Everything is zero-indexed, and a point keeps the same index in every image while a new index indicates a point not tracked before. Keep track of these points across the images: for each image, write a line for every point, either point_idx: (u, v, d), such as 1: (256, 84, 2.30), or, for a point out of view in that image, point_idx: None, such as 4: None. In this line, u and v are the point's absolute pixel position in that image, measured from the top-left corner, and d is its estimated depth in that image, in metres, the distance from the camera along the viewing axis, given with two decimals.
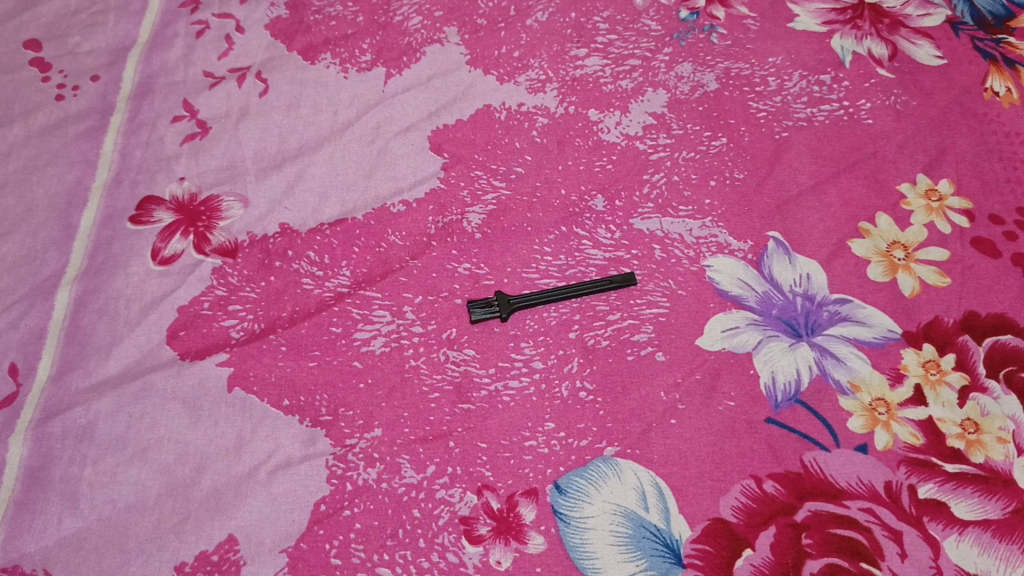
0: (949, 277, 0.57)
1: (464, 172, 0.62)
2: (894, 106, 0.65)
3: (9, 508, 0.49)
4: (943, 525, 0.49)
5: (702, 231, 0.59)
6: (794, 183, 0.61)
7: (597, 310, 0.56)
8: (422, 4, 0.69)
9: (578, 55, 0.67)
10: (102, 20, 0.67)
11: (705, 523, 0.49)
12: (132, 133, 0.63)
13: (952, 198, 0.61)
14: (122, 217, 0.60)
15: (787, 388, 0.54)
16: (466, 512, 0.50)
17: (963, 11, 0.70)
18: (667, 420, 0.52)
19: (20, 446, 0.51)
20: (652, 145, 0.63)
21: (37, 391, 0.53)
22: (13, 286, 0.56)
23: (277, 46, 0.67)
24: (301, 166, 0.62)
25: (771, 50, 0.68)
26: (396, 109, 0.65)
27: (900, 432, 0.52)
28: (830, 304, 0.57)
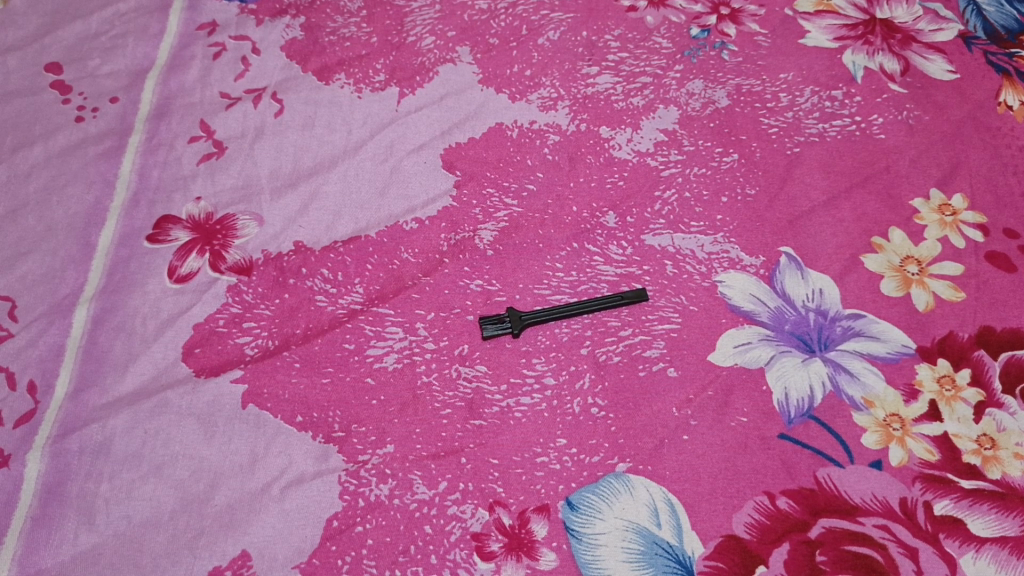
0: (963, 292, 0.57)
1: (476, 190, 0.62)
2: (906, 121, 0.65)
3: (25, 524, 0.49)
4: (959, 542, 0.48)
5: (713, 247, 0.59)
6: (805, 199, 0.61)
7: (608, 326, 0.56)
8: (435, 25, 0.70)
9: (589, 73, 0.68)
10: (121, 43, 0.69)
11: (718, 540, 0.49)
12: (150, 153, 0.64)
13: (966, 212, 0.60)
14: (140, 236, 0.60)
15: (801, 404, 0.53)
16: (477, 529, 0.50)
17: (976, 26, 0.70)
18: (679, 436, 0.52)
19: (38, 462, 0.51)
20: (663, 161, 0.63)
21: (55, 408, 0.53)
22: (32, 304, 0.57)
23: (292, 67, 0.68)
24: (315, 184, 0.63)
25: (782, 66, 0.68)
26: (409, 128, 0.65)
27: (914, 448, 0.52)
28: (843, 319, 0.56)
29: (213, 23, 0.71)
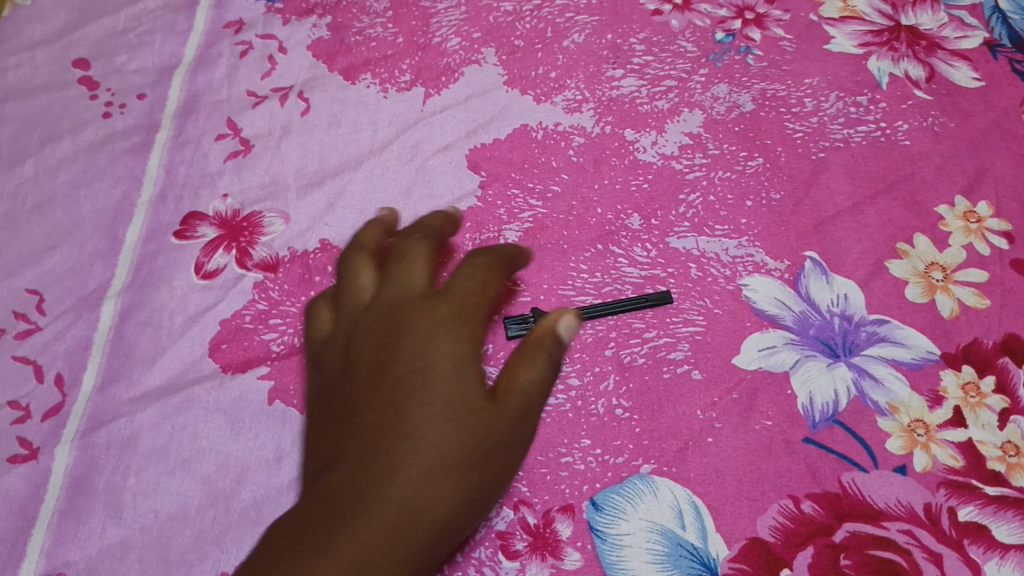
0: (988, 299, 0.57)
1: (501, 191, 0.62)
2: (931, 127, 0.65)
3: (54, 516, 0.50)
4: (984, 548, 0.49)
5: (738, 251, 0.59)
6: (830, 204, 0.61)
7: (632, 328, 0.56)
8: (461, 26, 0.70)
9: (614, 75, 0.68)
10: (149, 40, 0.69)
11: (742, 542, 0.49)
12: (177, 149, 0.64)
13: (991, 220, 0.60)
14: (167, 232, 0.61)
15: (825, 409, 0.53)
16: (502, 527, 0.50)
17: (1001, 34, 0.70)
18: (703, 438, 0.52)
19: (67, 455, 0.52)
20: (688, 165, 0.63)
21: (83, 401, 0.54)
22: (60, 298, 0.58)
23: (319, 66, 0.69)
24: (341, 183, 0.63)
25: (807, 72, 0.68)
26: (435, 128, 0.66)
27: (939, 454, 0.52)
28: (868, 324, 0.56)
29: (239, 21, 0.71)
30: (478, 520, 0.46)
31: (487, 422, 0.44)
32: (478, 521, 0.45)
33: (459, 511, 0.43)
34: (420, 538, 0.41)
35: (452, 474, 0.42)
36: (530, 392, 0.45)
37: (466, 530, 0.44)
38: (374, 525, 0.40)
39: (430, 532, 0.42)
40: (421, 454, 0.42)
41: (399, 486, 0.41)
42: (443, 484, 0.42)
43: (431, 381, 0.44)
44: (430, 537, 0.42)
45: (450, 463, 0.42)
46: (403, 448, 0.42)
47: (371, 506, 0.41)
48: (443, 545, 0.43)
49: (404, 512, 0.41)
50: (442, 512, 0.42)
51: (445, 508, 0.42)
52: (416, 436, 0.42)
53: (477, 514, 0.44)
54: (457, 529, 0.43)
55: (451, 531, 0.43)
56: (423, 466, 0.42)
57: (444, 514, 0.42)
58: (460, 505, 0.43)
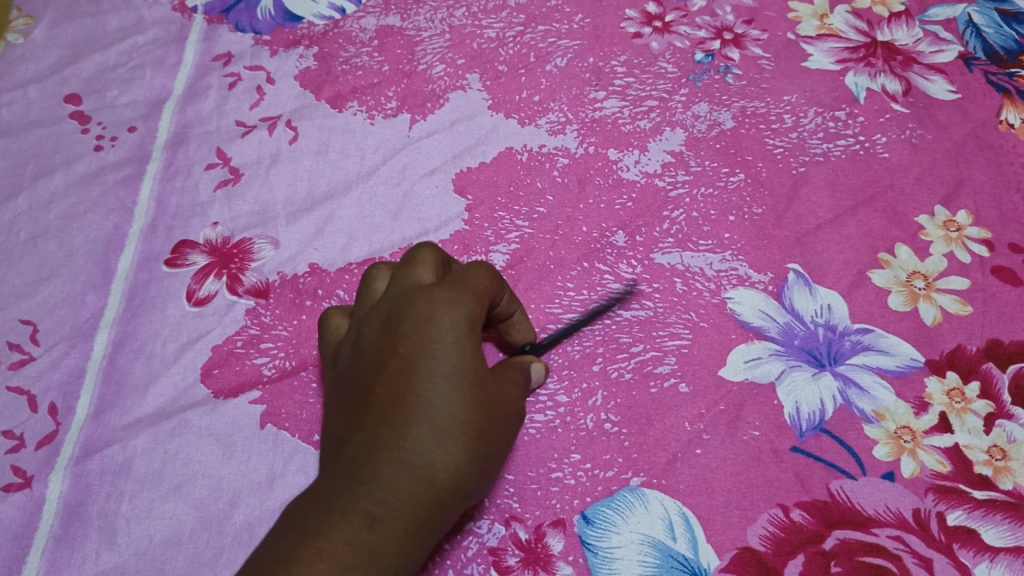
0: (970, 306, 0.58)
1: (487, 213, 0.63)
2: (909, 140, 0.66)
3: (48, 544, 0.51)
4: (973, 552, 0.49)
5: (722, 265, 0.60)
6: (812, 217, 0.62)
7: (619, 343, 0.57)
8: (445, 53, 0.71)
9: (596, 98, 0.69)
10: (139, 74, 0.70)
11: (733, 552, 0.50)
12: (168, 180, 0.65)
13: (971, 228, 0.61)
14: (159, 261, 0.62)
15: (812, 417, 0.54)
16: (494, 543, 0.50)
17: (976, 47, 0.71)
18: (691, 450, 0.53)
19: (61, 483, 0.53)
20: (670, 182, 0.64)
21: (76, 429, 0.55)
22: (54, 328, 0.59)
23: (306, 95, 0.70)
24: (330, 209, 0.64)
25: (786, 89, 0.69)
26: (421, 153, 0.67)
27: (926, 460, 0.52)
28: (852, 333, 0.57)
29: (228, 54, 0.72)
30: (495, 474, 0.46)
31: (484, 377, 0.44)
32: (494, 475, 0.45)
33: (476, 464, 0.42)
34: (435, 497, 0.41)
35: (463, 431, 0.42)
36: (517, 384, 0.48)
37: (483, 483, 0.44)
38: (389, 492, 0.40)
39: (447, 490, 0.41)
40: (432, 415, 0.42)
41: (410, 451, 0.41)
42: (457, 440, 0.42)
43: (437, 347, 0.43)
44: (449, 494, 0.42)
45: (459, 421, 0.42)
46: (414, 412, 0.42)
47: (386, 471, 0.41)
48: (462, 501, 0.43)
49: (417, 475, 0.41)
50: (456, 467, 0.42)
51: (461, 463, 0.42)
52: (426, 397, 0.42)
53: (492, 466, 0.44)
54: (477, 484, 0.43)
55: (470, 485, 0.43)
56: (435, 426, 0.42)
57: (461, 468, 0.42)
58: (475, 458, 0.42)
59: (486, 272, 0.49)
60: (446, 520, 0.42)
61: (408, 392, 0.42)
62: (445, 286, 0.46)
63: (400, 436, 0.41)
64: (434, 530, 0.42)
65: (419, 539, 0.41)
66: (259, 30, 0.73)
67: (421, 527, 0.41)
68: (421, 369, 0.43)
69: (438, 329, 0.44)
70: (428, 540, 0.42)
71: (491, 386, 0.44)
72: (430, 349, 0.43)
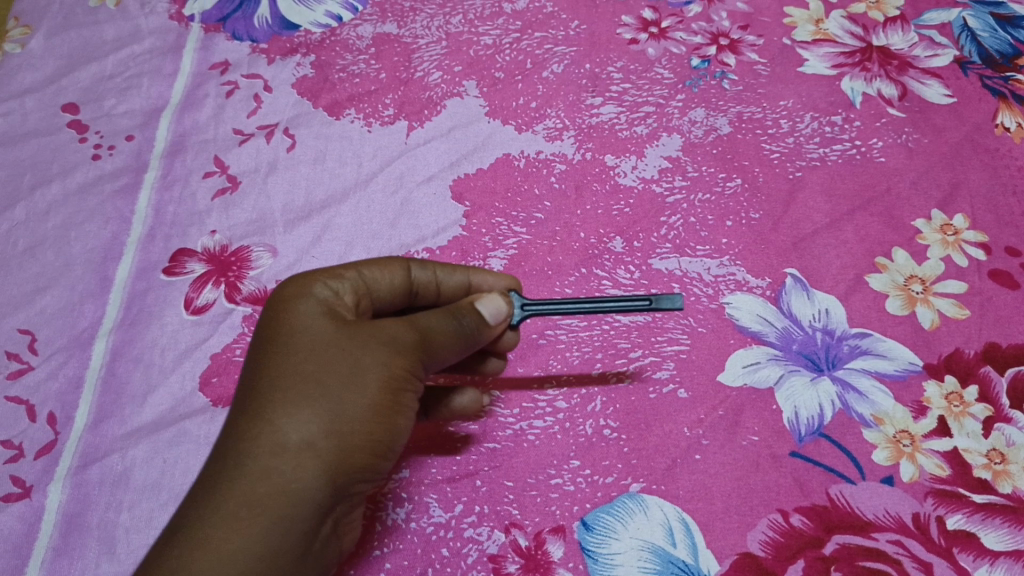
0: (968, 309, 0.58)
1: (485, 219, 0.63)
2: (905, 144, 0.66)
3: (47, 554, 0.51)
4: (973, 555, 0.49)
5: (720, 270, 0.60)
6: (809, 222, 0.62)
7: (618, 348, 0.57)
8: (441, 60, 0.71)
9: (593, 104, 0.69)
10: (136, 83, 0.71)
11: (733, 558, 0.49)
12: (165, 189, 0.65)
13: (968, 232, 0.61)
14: (156, 269, 0.62)
15: (810, 422, 0.54)
16: (494, 550, 0.50)
17: (971, 51, 0.71)
18: (690, 455, 0.53)
19: (60, 492, 0.53)
20: (668, 188, 0.64)
21: (75, 439, 0.55)
22: (53, 337, 0.59)
23: (303, 103, 0.70)
24: (327, 217, 0.64)
25: (782, 94, 0.69)
26: (419, 160, 0.67)
27: (925, 464, 0.52)
28: (850, 338, 0.57)
29: (225, 62, 0.72)
30: (395, 436, 0.45)
31: (348, 342, 0.44)
32: (393, 437, 0.45)
33: (336, 428, 0.42)
34: (299, 467, 0.41)
35: (314, 398, 0.42)
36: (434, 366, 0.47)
37: (370, 447, 0.43)
38: (258, 477, 0.41)
39: (307, 457, 0.42)
40: (279, 390, 0.43)
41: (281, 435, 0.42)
42: (308, 409, 0.42)
43: (289, 328, 0.45)
44: (311, 461, 0.42)
45: (307, 389, 0.42)
46: (266, 392, 0.43)
47: (242, 452, 0.42)
48: (341, 466, 0.42)
49: (271, 449, 0.42)
50: (309, 434, 0.42)
51: (317, 430, 0.42)
52: (278, 374, 0.43)
53: (374, 428, 0.43)
54: (354, 449, 0.43)
55: (341, 449, 0.42)
56: (283, 400, 0.42)
57: (316, 434, 0.42)
58: (335, 423, 0.42)
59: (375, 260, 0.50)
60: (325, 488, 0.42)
61: (260, 374, 0.44)
62: (310, 275, 0.47)
63: (256, 413, 0.42)
64: (310, 501, 0.42)
65: (290, 512, 0.42)
66: (256, 38, 0.73)
67: (288, 499, 0.41)
68: (274, 351, 0.44)
69: (291, 315, 0.45)
70: (308, 510, 0.42)
71: (362, 348, 0.44)
72: (284, 332, 0.45)
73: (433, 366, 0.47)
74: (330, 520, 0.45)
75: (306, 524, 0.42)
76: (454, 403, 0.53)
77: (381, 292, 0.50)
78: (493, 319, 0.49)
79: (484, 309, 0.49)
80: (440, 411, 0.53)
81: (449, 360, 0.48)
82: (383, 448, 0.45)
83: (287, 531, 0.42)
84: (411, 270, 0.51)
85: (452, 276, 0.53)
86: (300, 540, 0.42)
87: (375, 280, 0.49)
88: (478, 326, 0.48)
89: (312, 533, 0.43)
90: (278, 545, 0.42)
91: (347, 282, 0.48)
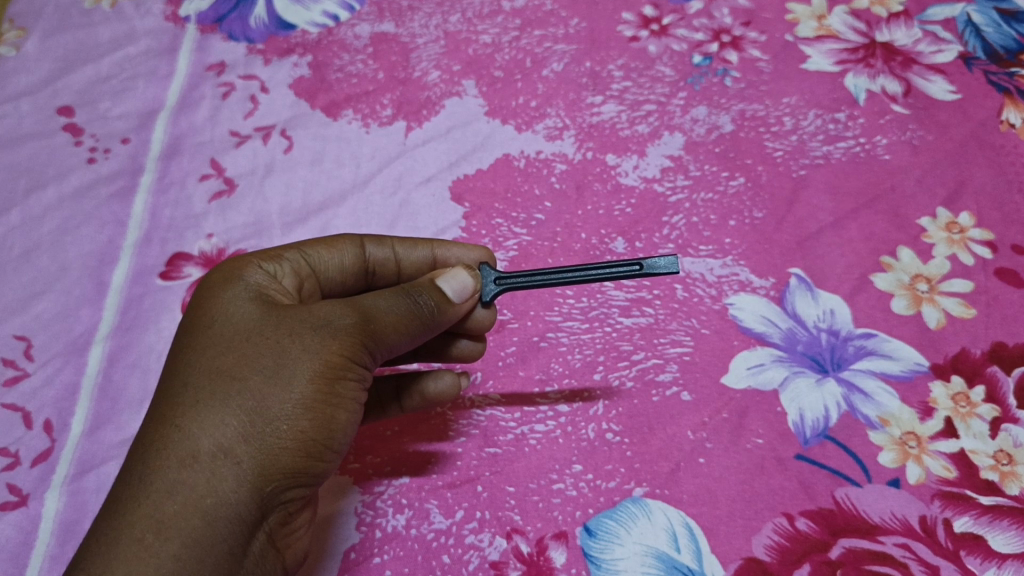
0: (974, 308, 0.57)
1: (485, 220, 0.63)
2: (910, 141, 0.65)
3: (44, 562, 0.50)
4: (980, 558, 0.48)
5: (723, 270, 0.59)
6: (813, 221, 0.61)
7: (621, 351, 0.56)
8: (440, 59, 0.71)
9: (593, 102, 0.68)
10: (132, 85, 0.70)
11: (738, 562, 0.49)
12: (161, 192, 0.65)
13: (973, 230, 0.61)
14: (153, 274, 0.61)
15: (815, 424, 0.53)
16: (495, 557, 0.50)
17: (975, 47, 0.70)
18: (694, 459, 0.52)
19: (56, 500, 0.52)
20: (670, 187, 0.63)
21: (71, 446, 0.54)
22: (48, 343, 0.58)
23: (300, 104, 0.69)
24: (325, 219, 0.63)
25: (785, 91, 0.68)
26: (417, 160, 0.66)
27: (932, 466, 0.52)
28: (856, 338, 0.56)
29: (221, 63, 0.71)
30: (332, 434, 0.43)
31: (272, 333, 0.43)
32: (329, 434, 0.43)
33: (255, 429, 0.41)
34: (212, 475, 0.40)
35: (229, 399, 0.41)
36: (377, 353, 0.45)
37: (297, 447, 0.42)
38: (170, 485, 0.40)
39: (222, 464, 0.40)
40: (192, 393, 0.41)
41: (193, 435, 0.41)
42: (222, 412, 0.41)
43: (214, 320, 0.44)
44: (226, 467, 0.40)
45: (223, 388, 0.41)
46: (179, 397, 0.42)
47: (151, 467, 0.40)
48: (263, 471, 0.41)
49: (181, 460, 0.40)
50: (224, 438, 0.41)
51: (232, 433, 0.41)
52: (191, 376, 0.42)
53: (301, 426, 0.42)
54: (278, 452, 0.41)
55: (261, 453, 0.41)
56: (194, 404, 0.41)
57: (231, 438, 0.41)
58: (253, 424, 0.41)
59: (326, 241, 0.52)
60: (245, 496, 0.41)
61: (177, 376, 0.43)
62: (251, 258, 0.49)
63: (167, 422, 0.41)
64: (227, 514, 0.40)
65: (204, 529, 0.40)
66: (252, 39, 0.72)
67: (201, 515, 0.40)
68: (193, 349, 0.43)
69: (217, 305, 0.45)
70: (228, 516, 0.40)
71: (287, 340, 0.43)
72: (205, 327, 0.44)
73: (380, 352, 0.45)
74: (261, 531, 0.43)
75: (227, 541, 0.40)
76: (428, 388, 0.53)
77: (330, 273, 0.52)
78: (456, 297, 0.49)
79: (447, 285, 0.48)
80: (415, 397, 0.53)
81: (402, 346, 0.47)
82: (318, 447, 0.43)
83: (203, 552, 0.40)
84: (366, 247, 0.53)
85: (413, 252, 0.54)
86: (222, 559, 0.40)
87: (321, 260, 0.51)
88: (435, 305, 0.47)
89: (237, 548, 0.41)
90: (194, 570, 0.39)
91: (288, 263, 0.50)
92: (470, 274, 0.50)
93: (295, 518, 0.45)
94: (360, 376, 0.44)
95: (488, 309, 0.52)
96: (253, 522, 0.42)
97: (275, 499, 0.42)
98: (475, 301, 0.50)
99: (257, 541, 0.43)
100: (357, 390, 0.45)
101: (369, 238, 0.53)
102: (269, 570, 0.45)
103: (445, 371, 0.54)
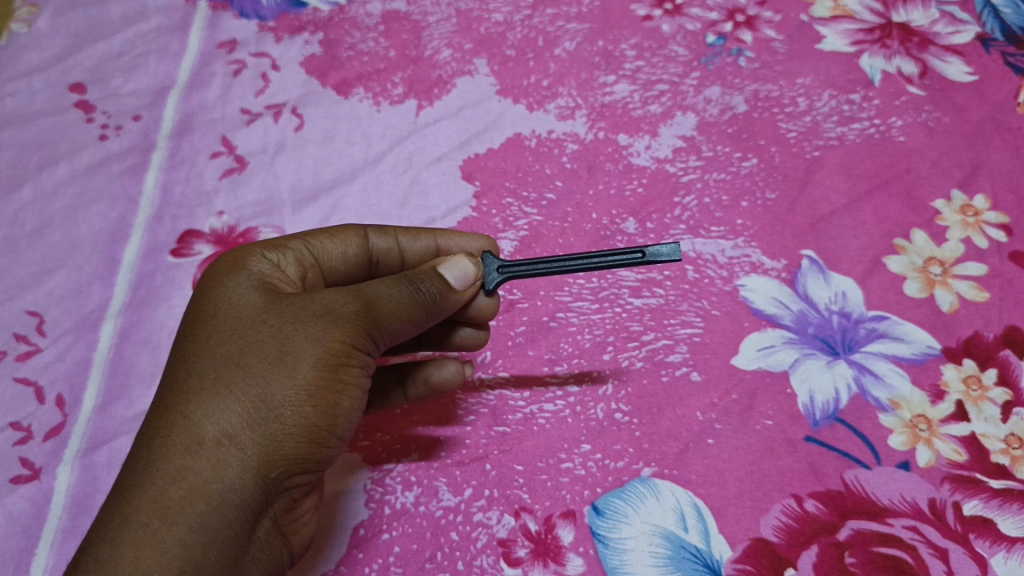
0: (987, 292, 0.57)
1: (496, 200, 0.63)
2: (926, 122, 0.64)
3: (56, 535, 0.51)
4: (990, 541, 0.48)
5: (735, 252, 0.59)
6: (826, 202, 0.61)
7: (631, 331, 0.56)
8: (452, 38, 0.70)
9: (606, 81, 0.68)
10: (144, 62, 0.70)
11: (746, 543, 0.49)
12: (172, 169, 0.65)
13: (988, 213, 0.60)
14: (164, 251, 0.61)
15: (826, 406, 0.53)
16: (503, 535, 0.50)
17: (993, 28, 0.69)
18: (703, 439, 0.52)
19: (68, 475, 0.53)
20: (683, 167, 0.63)
21: (83, 421, 0.54)
22: (59, 319, 0.58)
23: (311, 82, 0.69)
24: (335, 198, 0.63)
25: (800, 71, 0.67)
26: (428, 139, 0.66)
27: (942, 449, 0.51)
28: (867, 321, 0.56)
29: (233, 41, 0.71)
30: (336, 420, 0.43)
31: (275, 321, 0.43)
32: (332, 421, 0.43)
33: (258, 416, 0.41)
34: (217, 461, 0.40)
35: (232, 386, 0.41)
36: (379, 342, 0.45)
37: (300, 434, 0.42)
38: (174, 471, 0.40)
39: (226, 450, 0.40)
40: (196, 380, 0.42)
41: (197, 422, 0.41)
42: (226, 399, 0.41)
43: (216, 308, 0.45)
44: (231, 453, 0.41)
45: (226, 375, 0.42)
46: (184, 383, 0.42)
47: (156, 453, 0.40)
48: (267, 458, 0.41)
49: (187, 446, 0.40)
50: (228, 424, 0.41)
51: (236, 420, 0.41)
52: (196, 364, 0.42)
53: (304, 413, 0.42)
54: (282, 438, 0.41)
55: (264, 439, 0.41)
56: (198, 391, 0.41)
57: (234, 425, 0.41)
58: (257, 412, 0.41)
59: (329, 230, 0.52)
60: (250, 483, 0.41)
61: (181, 363, 0.43)
62: (254, 248, 0.49)
63: (172, 409, 0.41)
64: (231, 499, 0.40)
65: (209, 514, 0.40)
66: (263, 16, 0.72)
67: (206, 500, 0.40)
68: (198, 337, 0.44)
69: (221, 292, 0.45)
70: (232, 502, 0.41)
71: (290, 327, 0.43)
72: (209, 315, 0.44)
73: (383, 339, 0.45)
74: (267, 517, 0.43)
75: (233, 527, 0.41)
76: (430, 376, 0.53)
77: (333, 263, 0.52)
78: (458, 284, 0.49)
79: (449, 273, 0.48)
80: (418, 385, 0.53)
81: (404, 333, 0.47)
82: (322, 435, 0.43)
83: (209, 537, 0.40)
84: (369, 238, 0.53)
85: (416, 242, 0.54)
86: (227, 545, 0.41)
87: (324, 250, 0.51)
88: (438, 291, 0.47)
89: (243, 533, 0.42)
90: (200, 554, 0.40)
91: (291, 252, 0.50)
92: (468, 258, 0.50)
93: (301, 504, 0.46)
94: (364, 363, 0.44)
95: (491, 298, 0.52)
96: (258, 508, 0.42)
97: (279, 485, 0.42)
98: (475, 288, 0.50)
99: (263, 527, 0.43)
100: (361, 377, 0.44)
101: (373, 229, 0.53)
102: (275, 555, 0.45)
103: (448, 358, 0.53)
